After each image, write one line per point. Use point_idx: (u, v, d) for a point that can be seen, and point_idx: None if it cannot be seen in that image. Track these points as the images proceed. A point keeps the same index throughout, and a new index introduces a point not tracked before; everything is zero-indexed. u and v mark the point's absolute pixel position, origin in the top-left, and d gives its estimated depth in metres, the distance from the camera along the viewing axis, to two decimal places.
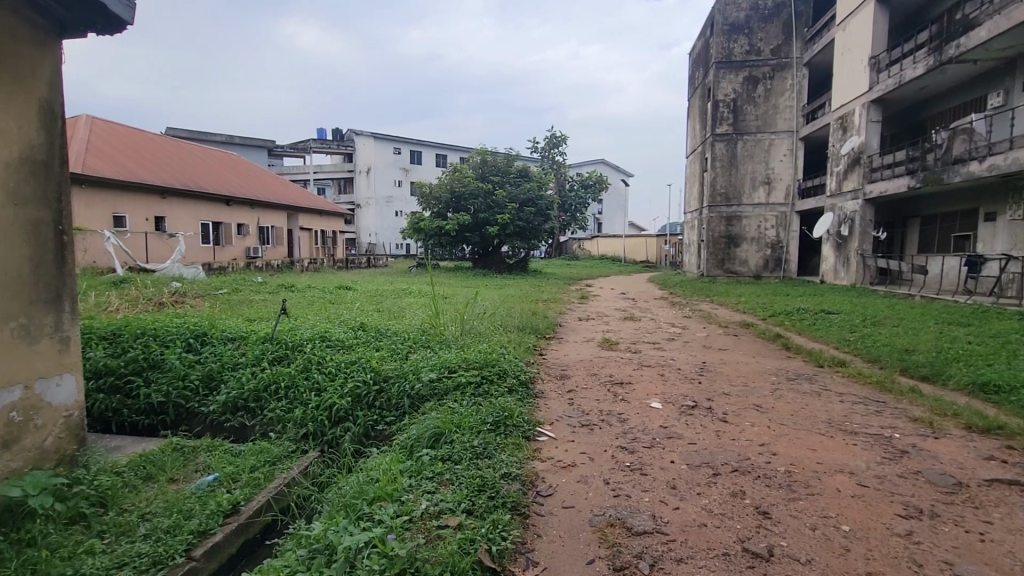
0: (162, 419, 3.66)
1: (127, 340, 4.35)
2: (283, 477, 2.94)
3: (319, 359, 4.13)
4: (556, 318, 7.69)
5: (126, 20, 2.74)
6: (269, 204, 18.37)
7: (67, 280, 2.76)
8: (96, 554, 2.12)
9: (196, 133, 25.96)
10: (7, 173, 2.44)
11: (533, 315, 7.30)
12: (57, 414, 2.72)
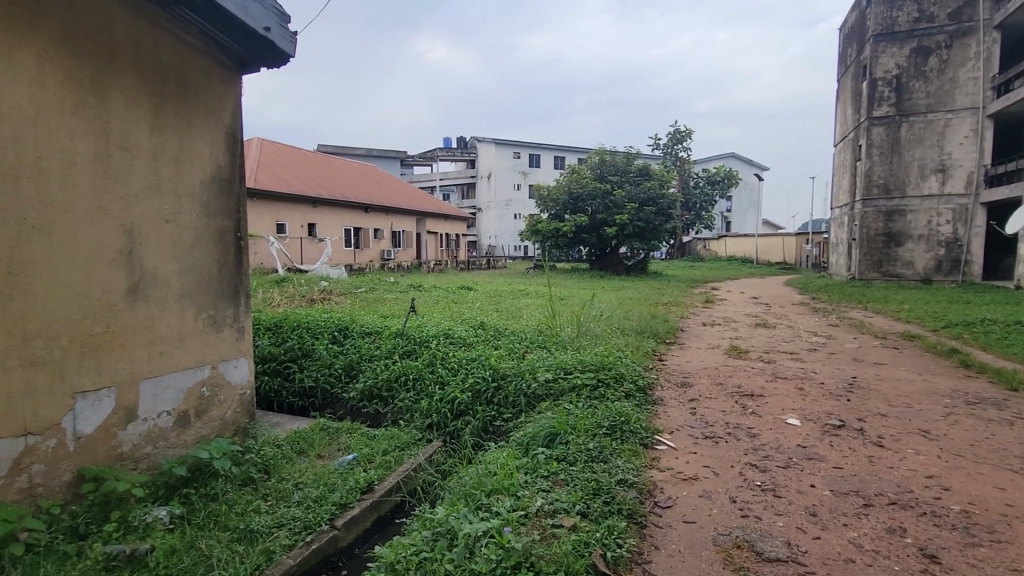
0: (312, 402, 4.13)
1: (286, 331, 5.01)
2: (411, 462, 3.17)
3: (443, 355, 4.38)
4: (678, 322, 7.33)
5: (289, 54, 3.13)
6: (401, 210, 19.95)
7: (243, 279, 3.25)
8: (260, 513, 2.47)
9: (342, 148, 29.10)
10: (202, 190, 2.94)
11: (653, 319, 7.03)
12: (234, 391, 3.22)
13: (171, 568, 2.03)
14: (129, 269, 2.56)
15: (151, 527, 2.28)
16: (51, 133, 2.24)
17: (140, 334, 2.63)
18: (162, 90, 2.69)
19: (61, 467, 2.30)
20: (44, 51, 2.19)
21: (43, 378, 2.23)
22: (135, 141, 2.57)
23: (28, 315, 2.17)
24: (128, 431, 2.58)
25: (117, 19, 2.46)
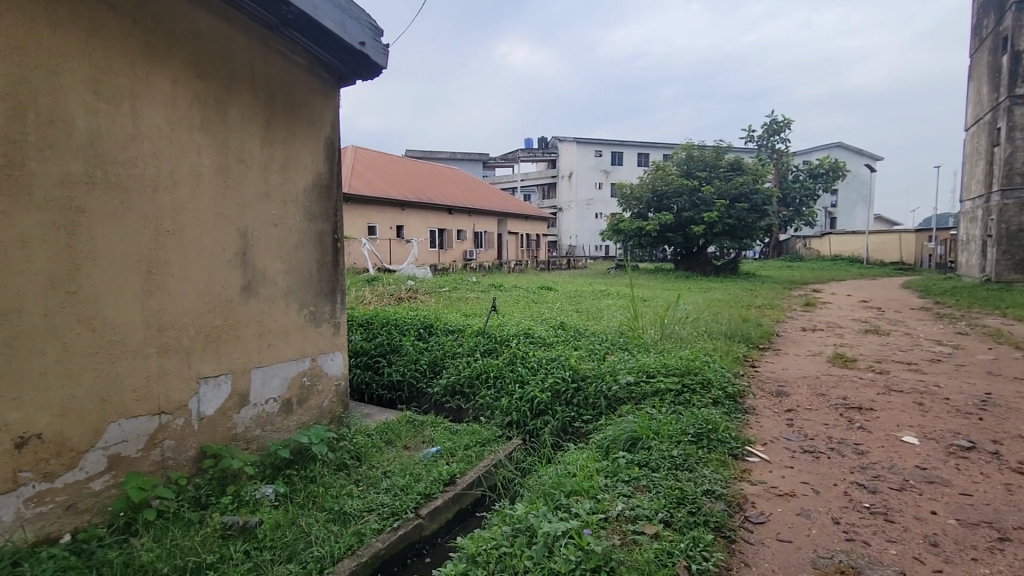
0: (400, 395, 4.34)
1: (377, 328, 5.31)
2: (491, 458, 3.23)
3: (523, 354, 4.42)
4: (773, 326, 6.84)
5: (381, 66, 3.29)
6: (483, 211, 20.40)
7: (339, 278, 3.48)
8: (352, 497, 2.63)
9: (428, 153, 30.31)
10: (304, 196, 3.20)
11: (745, 323, 6.62)
12: (331, 382, 3.46)
13: (276, 541, 2.23)
14: (243, 268, 2.85)
15: (260, 502, 2.52)
16: (183, 148, 2.54)
17: (252, 327, 2.91)
18: (272, 105, 2.95)
19: (188, 443, 2.61)
20: (177, 75, 2.50)
21: (174, 364, 2.53)
22: (249, 153, 2.85)
23: (163, 308, 2.48)
24: (241, 414, 2.87)
25: (235, 43, 2.74)
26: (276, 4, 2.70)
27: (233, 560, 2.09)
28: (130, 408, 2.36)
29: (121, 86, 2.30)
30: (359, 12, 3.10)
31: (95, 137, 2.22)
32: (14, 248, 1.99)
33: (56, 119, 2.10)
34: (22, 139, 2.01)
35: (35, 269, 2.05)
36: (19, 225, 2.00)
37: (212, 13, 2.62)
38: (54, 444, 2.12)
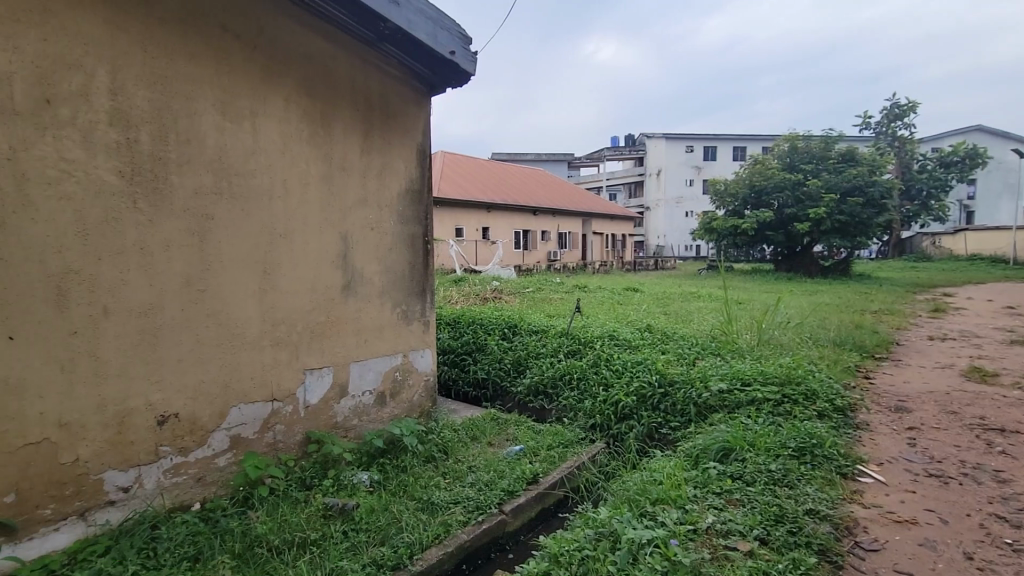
0: (485, 393, 4.44)
1: (463, 327, 5.48)
2: (574, 460, 3.21)
3: (608, 357, 4.34)
4: (893, 334, 6.14)
5: (469, 73, 3.35)
6: (567, 212, 20.32)
7: (429, 279, 3.64)
8: (440, 489, 2.74)
9: (513, 156, 30.78)
10: (398, 201, 3.37)
11: (857, 329, 6.00)
12: (420, 377, 3.62)
13: (370, 524, 2.37)
14: (343, 269, 3.07)
15: (356, 487, 2.70)
16: (293, 160, 2.79)
17: (351, 324, 3.13)
18: (369, 117, 3.15)
19: (295, 429, 2.86)
20: (289, 94, 2.75)
21: (284, 356, 2.79)
22: (349, 162, 3.06)
23: (276, 305, 2.75)
24: (341, 405, 3.09)
25: (337, 61, 2.95)
26: (373, 21, 2.84)
27: (333, 538, 2.26)
28: (248, 394, 2.64)
29: (243, 107, 2.57)
30: (449, 22, 3.16)
31: (222, 153, 2.50)
32: (159, 251, 2.30)
33: (192, 138, 2.40)
34: (166, 157, 2.32)
35: (175, 269, 2.36)
36: (164, 232, 2.32)
37: (318, 35, 2.85)
38: (188, 423, 2.42)
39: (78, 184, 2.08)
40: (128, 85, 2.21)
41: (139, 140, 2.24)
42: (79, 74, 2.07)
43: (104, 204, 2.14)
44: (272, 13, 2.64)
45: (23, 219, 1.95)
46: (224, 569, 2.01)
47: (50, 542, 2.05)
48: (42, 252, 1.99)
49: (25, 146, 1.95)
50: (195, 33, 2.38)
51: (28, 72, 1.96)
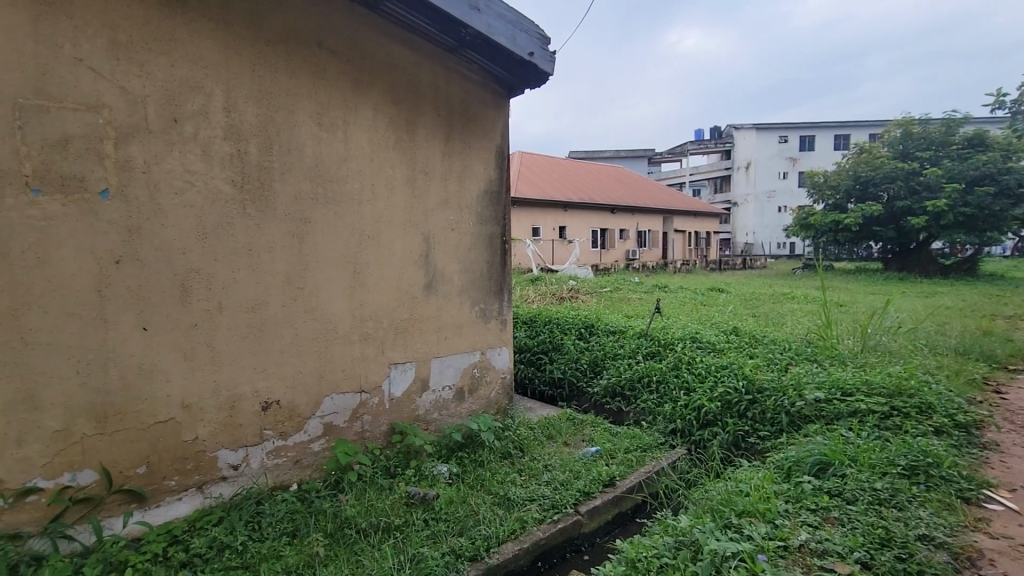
0: (560, 392, 4.42)
1: (540, 326, 5.50)
2: (653, 464, 3.12)
3: (690, 360, 4.16)
4: None
5: (548, 74, 3.30)
6: (647, 210, 19.72)
7: (506, 277, 3.68)
8: (516, 485, 2.77)
9: (591, 154, 30.37)
10: (477, 202, 3.46)
11: (986, 336, 5.29)
12: (498, 375, 3.68)
13: (449, 515, 2.45)
14: (425, 268, 3.19)
15: (436, 478, 2.80)
16: (380, 165, 2.95)
17: (432, 321, 3.25)
18: (450, 121, 3.25)
19: (381, 419, 3.02)
20: (377, 103, 2.90)
21: (371, 350, 2.96)
22: (431, 165, 3.18)
23: (364, 302, 2.92)
24: (422, 398, 3.22)
25: (421, 68, 3.08)
26: (454, 28, 2.90)
27: (414, 525, 2.36)
28: (339, 385, 2.83)
29: (336, 117, 2.76)
30: (529, 23, 3.14)
31: (318, 161, 2.70)
32: (264, 252, 2.53)
33: (292, 148, 2.61)
34: (270, 166, 2.55)
35: (277, 269, 2.58)
36: (268, 235, 2.54)
37: (403, 45, 2.99)
38: (288, 410, 2.64)
39: (198, 192, 2.34)
40: (239, 102, 2.45)
41: (248, 151, 2.48)
42: (199, 94, 2.33)
43: (219, 210, 2.40)
44: (361, 27, 2.81)
45: (155, 225, 2.23)
46: (318, 545, 2.17)
47: (175, 509, 2.32)
48: (169, 253, 2.27)
49: (156, 160, 2.23)
50: (296, 51, 2.59)
51: (159, 95, 2.23)
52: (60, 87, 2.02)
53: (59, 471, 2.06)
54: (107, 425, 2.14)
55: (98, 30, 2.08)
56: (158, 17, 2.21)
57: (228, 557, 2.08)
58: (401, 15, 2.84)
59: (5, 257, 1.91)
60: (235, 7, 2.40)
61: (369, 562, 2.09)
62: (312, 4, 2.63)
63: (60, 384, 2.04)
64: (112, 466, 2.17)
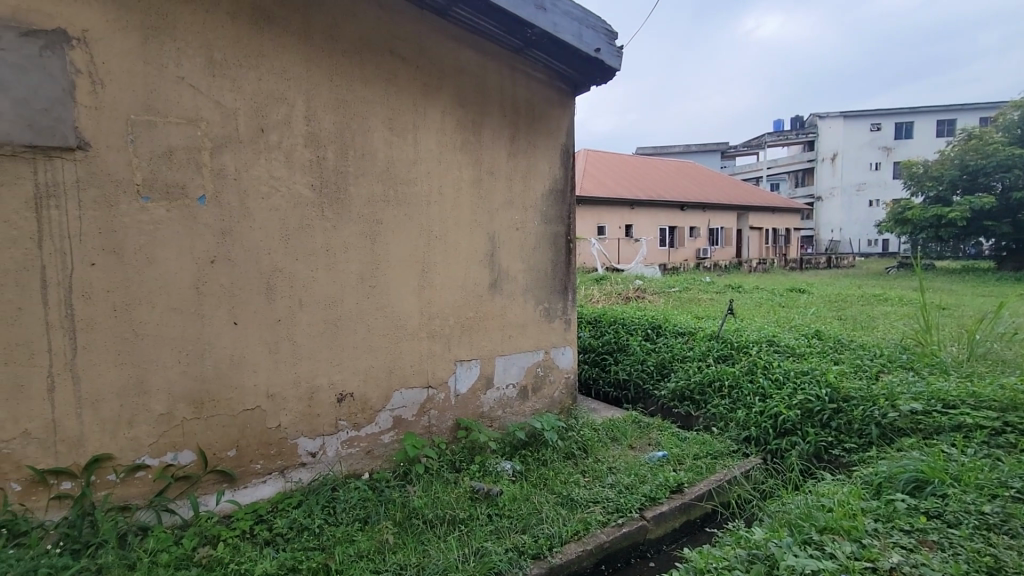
0: (625, 394, 4.32)
1: (604, 326, 5.42)
2: (724, 472, 2.98)
3: (766, 364, 3.93)
4: None
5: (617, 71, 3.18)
6: (720, 206, 18.85)
7: (570, 276, 3.66)
8: (579, 486, 2.74)
9: (659, 149, 29.47)
10: (542, 201, 3.46)
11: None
12: (562, 374, 3.67)
13: (513, 512, 2.47)
14: (491, 267, 3.24)
15: (500, 475, 2.83)
16: (448, 167, 3.02)
17: (497, 320, 3.29)
18: (516, 122, 3.28)
19: (447, 415, 3.10)
20: (444, 106, 2.98)
21: (438, 347, 3.04)
22: (497, 166, 3.22)
23: (432, 300, 3.00)
24: (487, 396, 3.27)
25: (487, 70, 3.12)
26: (520, 28, 2.89)
27: (479, 520, 2.40)
28: (408, 380, 2.93)
29: (407, 121, 2.86)
30: (596, 19, 3.03)
31: (389, 164, 2.82)
32: (339, 252, 2.67)
33: (366, 152, 2.74)
34: (346, 171, 2.68)
35: (352, 268, 2.71)
36: (343, 235, 2.68)
37: (470, 48, 3.05)
38: (360, 403, 2.78)
39: (281, 197, 2.51)
40: (318, 110, 2.60)
41: (326, 157, 2.62)
42: (283, 105, 2.50)
43: (300, 213, 2.56)
44: (431, 34, 2.90)
45: (244, 227, 2.42)
46: (388, 533, 2.26)
47: (260, 491, 2.51)
48: (256, 253, 2.45)
49: (245, 167, 2.42)
50: (370, 60, 2.71)
51: (248, 107, 2.42)
52: (165, 104, 2.24)
53: (163, 450, 2.28)
54: (203, 410, 2.36)
55: (197, 50, 2.29)
56: (248, 34, 2.39)
57: (306, 538, 2.22)
58: (469, 19, 2.88)
59: (120, 257, 2.15)
60: (315, 21, 2.55)
61: (435, 552, 2.15)
62: (385, 13, 2.74)
63: (165, 371, 2.26)
64: (207, 448, 2.38)
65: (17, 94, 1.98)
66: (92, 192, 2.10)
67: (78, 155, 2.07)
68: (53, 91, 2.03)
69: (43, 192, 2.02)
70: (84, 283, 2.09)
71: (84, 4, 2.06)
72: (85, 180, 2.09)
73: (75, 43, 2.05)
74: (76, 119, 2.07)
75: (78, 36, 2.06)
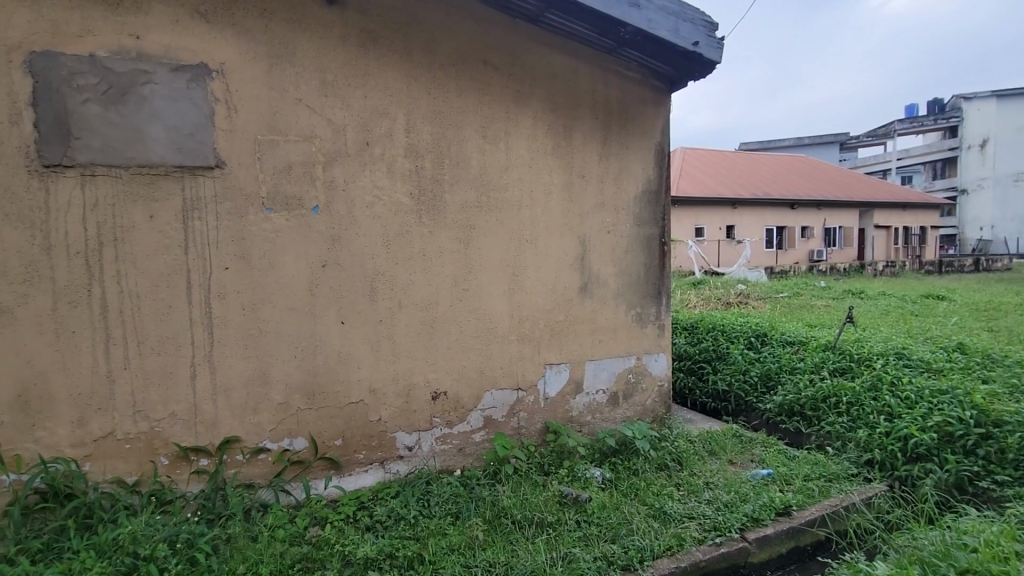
0: (725, 406, 4.04)
1: (702, 333, 5.13)
2: (841, 498, 2.68)
3: (893, 381, 3.49)
4: None
5: (717, 64, 3.00)
6: (838, 203, 17.11)
7: (664, 280, 3.51)
8: (673, 499, 2.62)
9: (766, 144, 27.40)
10: (634, 203, 3.36)
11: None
12: (655, 382, 3.53)
13: (602, 520, 2.42)
14: (581, 271, 3.21)
15: (589, 481, 2.79)
16: (538, 172, 3.05)
17: (587, 324, 3.25)
18: (608, 123, 3.23)
19: (536, 417, 3.11)
20: (536, 112, 3.01)
21: (528, 350, 3.07)
22: (588, 168, 3.19)
23: (522, 303, 3.04)
24: (576, 400, 3.24)
25: (579, 74, 3.11)
26: (613, 29, 2.83)
27: (567, 525, 2.38)
28: (498, 381, 2.99)
29: (499, 129, 2.93)
30: (694, 12, 2.88)
31: (482, 171, 2.90)
32: (435, 256, 2.80)
33: (460, 160, 2.85)
34: (442, 178, 2.81)
35: (446, 272, 2.83)
36: (439, 240, 2.80)
37: (562, 52, 3.06)
38: (453, 402, 2.88)
39: (384, 205, 2.68)
40: (417, 122, 2.75)
41: (423, 166, 2.77)
42: (386, 119, 2.68)
43: (400, 220, 2.72)
44: (523, 41, 2.95)
45: (351, 234, 2.62)
46: (477, 530, 2.32)
47: (362, 479, 2.69)
48: (361, 258, 2.64)
49: (353, 179, 2.62)
50: (465, 72, 2.82)
51: (355, 123, 2.62)
52: (286, 124, 2.50)
53: (281, 436, 2.53)
54: (315, 401, 2.58)
55: (312, 74, 2.52)
56: (356, 56, 2.60)
57: (402, 527, 2.34)
58: (561, 24, 2.89)
59: (248, 262, 2.43)
60: (415, 39, 2.71)
61: (523, 553, 2.17)
62: (479, 25, 2.84)
63: (283, 365, 2.51)
64: (317, 436, 2.60)
65: (169, 122, 2.30)
66: (227, 205, 2.40)
67: (216, 173, 2.37)
68: (197, 117, 2.34)
69: (188, 206, 2.33)
70: (219, 285, 2.39)
71: (222, 40, 2.36)
72: (221, 194, 2.38)
73: (214, 75, 2.36)
74: (214, 141, 2.37)
75: (217, 69, 2.36)
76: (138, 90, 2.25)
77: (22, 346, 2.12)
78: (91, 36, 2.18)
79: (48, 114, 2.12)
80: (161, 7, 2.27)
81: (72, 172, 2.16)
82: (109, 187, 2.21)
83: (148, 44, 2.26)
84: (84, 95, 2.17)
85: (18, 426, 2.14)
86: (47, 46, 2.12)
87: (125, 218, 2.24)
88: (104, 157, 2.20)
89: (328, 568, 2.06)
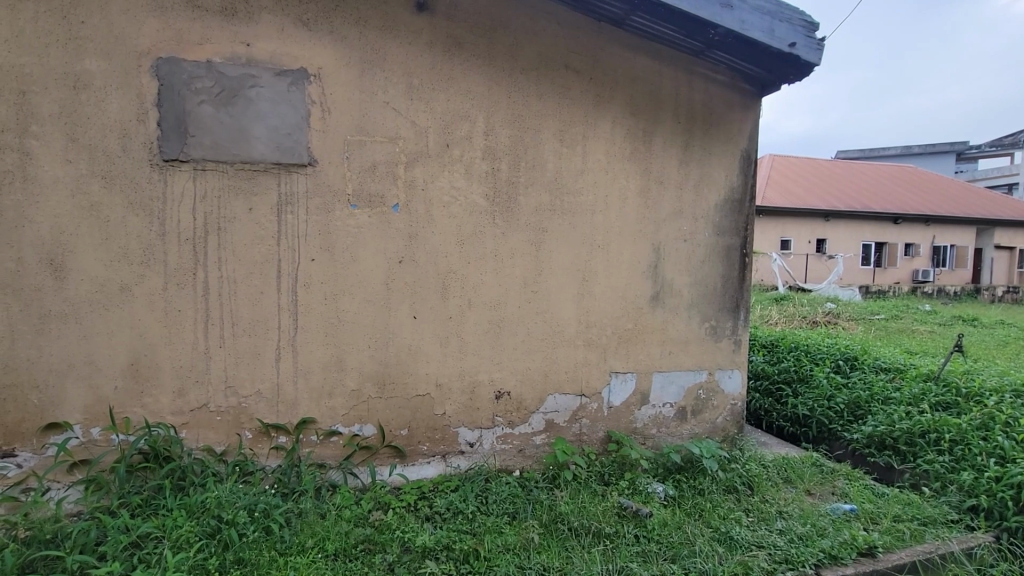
0: (805, 432, 3.74)
1: (783, 352, 4.82)
2: (936, 545, 2.41)
3: (1009, 421, 3.07)
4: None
5: (818, 67, 2.79)
6: (951, 219, 15.41)
7: (743, 293, 3.32)
8: (741, 525, 2.47)
9: (867, 153, 25.29)
10: (714, 211, 3.22)
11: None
12: (727, 400, 3.35)
13: (662, 538, 2.33)
14: (653, 279, 3.12)
15: (651, 496, 2.68)
16: (614, 176, 3.00)
17: (656, 334, 3.15)
18: (691, 128, 3.11)
19: (598, 425, 3.06)
20: (615, 115, 2.97)
21: (594, 356, 3.03)
22: (667, 174, 3.09)
23: (590, 309, 3.00)
24: (642, 411, 3.15)
25: (663, 77, 3.02)
26: (702, 30, 2.71)
27: (625, 539, 2.31)
28: (563, 386, 2.97)
29: (577, 132, 2.91)
30: (793, 11, 2.69)
31: (557, 174, 2.90)
32: (507, 257, 2.83)
33: (536, 164, 2.86)
34: (517, 181, 2.84)
35: (517, 273, 2.85)
36: (511, 241, 2.84)
37: (646, 55, 2.99)
38: (516, 403, 2.90)
39: (459, 205, 2.75)
40: (496, 125, 2.79)
41: (500, 168, 2.81)
42: (466, 122, 2.75)
43: (474, 220, 2.78)
44: (607, 44, 2.91)
45: (427, 232, 2.71)
46: (533, 532, 2.31)
47: (424, 471, 2.77)
48: (436, 255, 2.73)
49: (432, 179, 2.71)
50: (545, 74, 2.83)
51: (437, 126, 2.72)
52: (373, 126, 2.63)
53: (352, 421, 2.66)
54: (385, 391, 2.69)
55: (400, 78, 2.64)
56: (441, 61, 2.69)
57: (459, 521, 2.37)
58: (646, 26, 2.82)
59: (332, 254, 2.58)
60: (499, 42, 2.75)
61: (578, 560, 2.14)
62: (563, 29, 2.84)
63: (358, 353, 2.64)
64: (385, 425, 2.71)
65: (270, 122, 2.49)
66: (316, 200, 2.56)
67: (308, 170, 2.55)
68: (294, 118, 2.52)
69: (283, 200, 2.52)
70: (306, 275, 2.55)
71: (320, 47, 2.53)
72: (312, 190, 2.55)
73: (312, 79, 2.53)
74: (308, 140, 2.54)
75: (315, 73, 2.53)
76: (246, 92, 2.46)
77: (137, 320, 2.38)
78: (209, 44, 2.41)
79: (171, 114, 2.37)
80: (269, 16, 2.47)
81: (187, 167, 2.41)
82: (216, 181, 2.44)
83: (256, 51, 2.46)
84: (200, 96, 2.40)
85: (129, 391, 2.40)
86: (172, 53, 2.37)
87: (228, 210, 2.46)
88: (213, 154, 2.43)
89: (388, 552, 2.14)
